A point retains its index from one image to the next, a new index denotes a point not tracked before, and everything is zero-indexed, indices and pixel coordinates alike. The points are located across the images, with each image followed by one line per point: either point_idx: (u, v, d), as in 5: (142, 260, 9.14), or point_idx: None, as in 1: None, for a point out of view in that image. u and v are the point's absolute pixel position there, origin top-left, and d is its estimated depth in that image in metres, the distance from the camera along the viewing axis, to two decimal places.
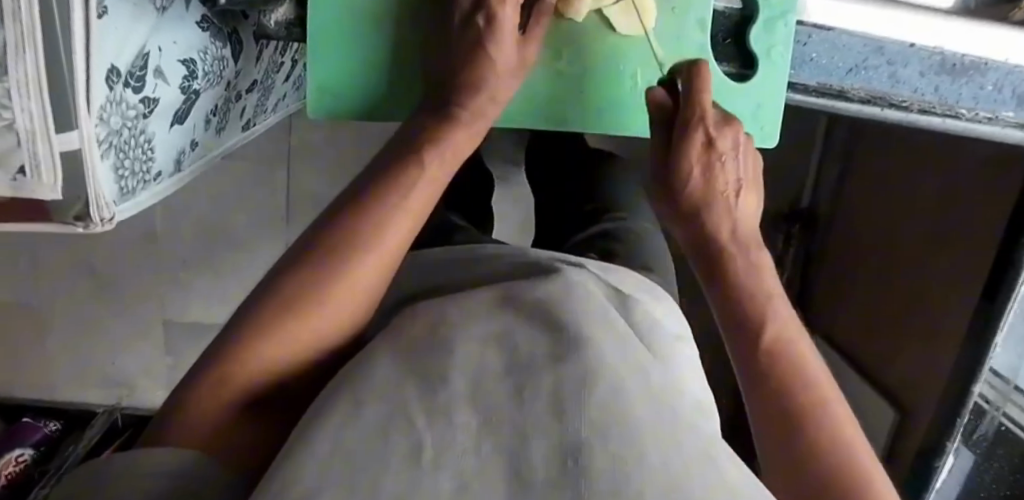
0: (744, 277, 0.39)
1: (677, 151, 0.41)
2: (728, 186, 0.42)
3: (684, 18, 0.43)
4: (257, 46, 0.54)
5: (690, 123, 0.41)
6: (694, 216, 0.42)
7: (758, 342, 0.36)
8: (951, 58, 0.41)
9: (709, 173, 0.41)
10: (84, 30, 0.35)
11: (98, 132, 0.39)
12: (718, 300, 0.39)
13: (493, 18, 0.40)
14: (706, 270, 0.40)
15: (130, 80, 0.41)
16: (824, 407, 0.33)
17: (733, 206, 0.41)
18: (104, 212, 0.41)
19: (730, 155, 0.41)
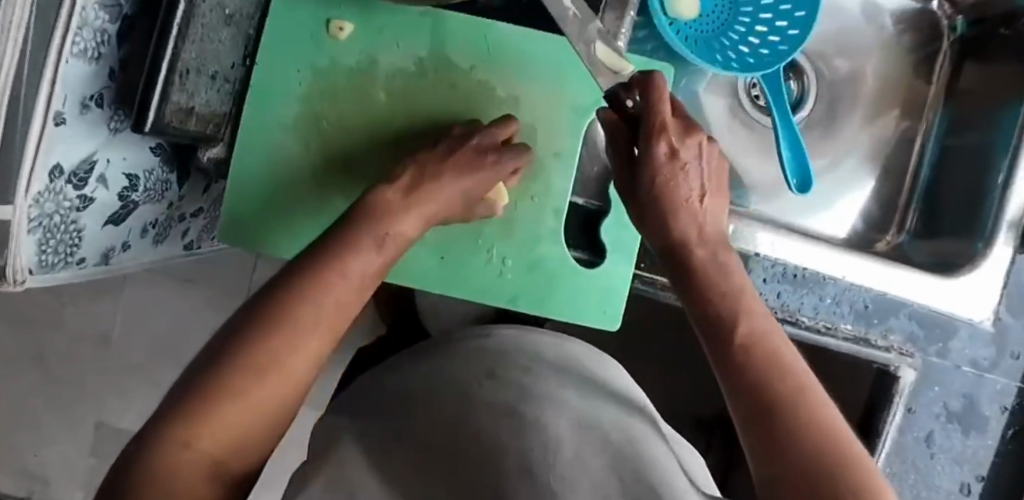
0: (711, 274, 0.38)
1: (642, 160, 0.38)
2: (691, 191, 0.39)
3: (541, 205, 0.49)
4: (203, 179, 0.62)
5: (652, 135, 0.37)
6: (659, 215, 0.39)
7: (731, 337, 0.35)
8: (792, 270, 0.55)
9: (658, 178, 0.38)
10: (38, 134, 0.42)
11: (31, 213, 0.44)
12: (691, 300, 0.38)
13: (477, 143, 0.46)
14: (677, 277, 0.39)
15: (72, 179, 0.47)
16: (804, 392, 0.33)
17: (699, 209, 0.39)
18: (20, 275, 0.45)
19: (695, 163, 0.39)
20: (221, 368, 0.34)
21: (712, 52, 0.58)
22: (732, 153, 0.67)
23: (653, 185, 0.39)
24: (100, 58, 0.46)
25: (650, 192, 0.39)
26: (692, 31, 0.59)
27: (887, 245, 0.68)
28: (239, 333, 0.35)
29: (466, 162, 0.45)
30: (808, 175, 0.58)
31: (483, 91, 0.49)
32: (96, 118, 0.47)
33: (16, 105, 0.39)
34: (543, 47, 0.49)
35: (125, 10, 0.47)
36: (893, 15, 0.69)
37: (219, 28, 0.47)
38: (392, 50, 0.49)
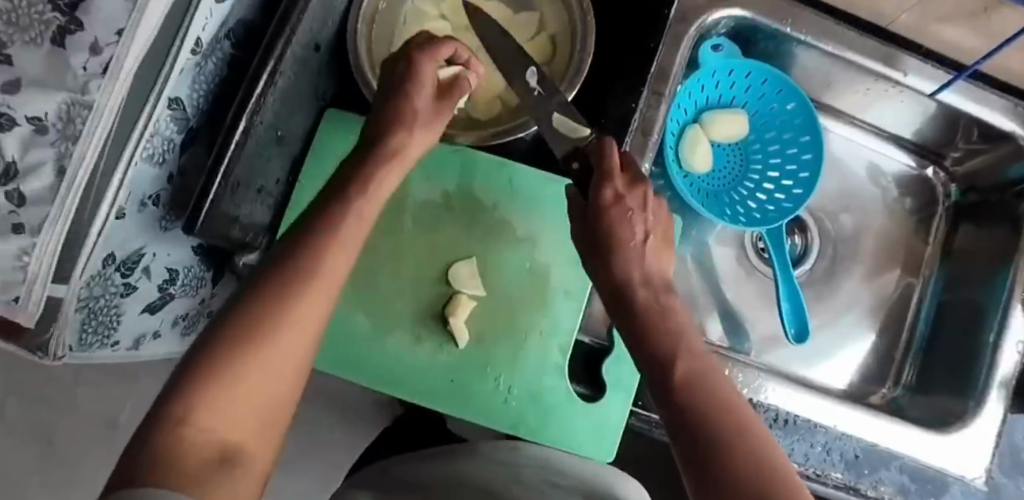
0: (651, 317, 0.38)
1: (596, 208, 0.40)
2: (637, 234, 0.40)
3: (549, 340, 0.54)
4: (235, 282, 0.67)
5: (601, 182, 0.40)
6: (607, 259, 0.39)
7: (670, 381, 0.35)
8: (785, 415, 0.58)
9: (603, 210, 0.40)
10: (100, 226, 0.47)
11: (81, 293, 0.48)
12: (637, 353, 0.37)
13: (411, 61, 0.45)
14: (626, 326, 0.39)
15: (121, 267, 0.51)
16: (739, 433, 0.32)
17: (644, 253, 0.40)
18: (60, 350, 0.48)
19: (638, 213, 0.40)
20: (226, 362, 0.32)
21: (722, 201, 0.67)
22: (736, 299, 0.70)
23: (601, 223, 0.40)
24: (164, 162, 0.51)
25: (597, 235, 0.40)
26: (706, 183, 0.68)
27: (882, 400, 0.69)
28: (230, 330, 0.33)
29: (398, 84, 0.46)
30: (805, 325, 0.65)
31: (502, 226, 0.54)
32: (151, 215, 0.52)
33: (88, 197, 0.45)
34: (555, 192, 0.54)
35: (191, 123, 0.53)
36: (892, 179, 0.75)
37: (270, 147, 0.53)
38: (422, 182, 0.54)
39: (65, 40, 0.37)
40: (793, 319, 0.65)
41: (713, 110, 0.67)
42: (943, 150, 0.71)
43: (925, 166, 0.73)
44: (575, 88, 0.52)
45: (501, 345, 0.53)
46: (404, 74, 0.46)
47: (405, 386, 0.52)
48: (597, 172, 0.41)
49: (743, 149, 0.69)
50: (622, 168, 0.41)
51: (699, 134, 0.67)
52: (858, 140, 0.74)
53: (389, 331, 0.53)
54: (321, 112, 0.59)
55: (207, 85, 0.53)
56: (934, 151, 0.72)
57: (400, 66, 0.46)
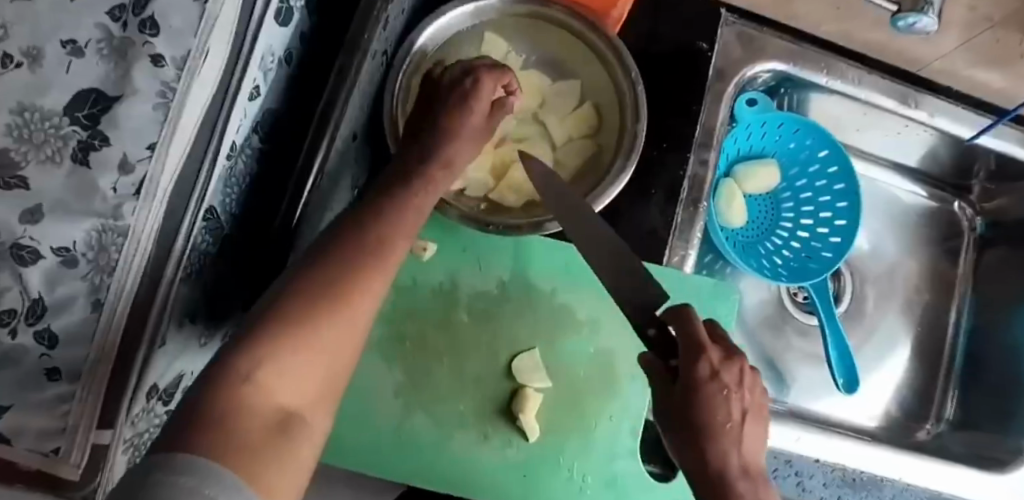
0: (731, 467, 0.35)
1: (687, 391, 0.36)
2: (729, 419, 0.36)
3: (619, 425, 0.50)
4: None
5: (696, 358, 0.36)
6: (694, 439, 0.36)
7: None
8: (851, 473, 0.57)
9: (699, 387, 0.36)
10: (142, 363, 0.43)
11: (126, 434, 0.43)
12: (691, 464, 0.36)
13: (477, 82, 0.45)
14: (687, 451, 0.36)
15: (163, 396, 0.46)
16: None
17: (737, 442, 0.36)
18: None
19: (736, 392, 0.37)
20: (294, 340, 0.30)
21: (757, 253, 0.64)
22: (776, 345, 0.68)
23: (699, 401, 0.36)
24: (200, 278, 0.47)
25: (690, 422, 0.36)
26: (740, 236, 0.65)
27: (928, 435, 0.68)
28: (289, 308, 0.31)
29: (458, 93, 0.44)
30: (854, 373, 0.62)
31: (562, 312, 0.50)
32: (190, 333, 0.48)
33: (130, 335, 0.41)
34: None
35: (225, 230, 0.49)
36: (915, 212, 0.73)
37: (312, 247, 0.50)
38: (475, 273, 0.50)
39: (90, 158, 0.29)
40: (842, 367, 0.63)
41: (743, 162, 0.64)
42: (965, 181, 0.71)
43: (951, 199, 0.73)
44: (627, 172, 0.48)
45: (570, 433, 0.49)
46: (468, 90, 0.44)
47: (465, 489, 0.48)
48: (688, 345, 0.37)
49: (774, 198, 0.66)
50: (713, 342, 0.38)
51: (734, 189, 0.63)
52: (875, 174, 0.72)
53: (454, 433, 0.48)
54: (354, 199, 0.55)
55: (239, 188, 0.50)
56: (951, 183, 0.72)
57: (465, 81, 0.45)
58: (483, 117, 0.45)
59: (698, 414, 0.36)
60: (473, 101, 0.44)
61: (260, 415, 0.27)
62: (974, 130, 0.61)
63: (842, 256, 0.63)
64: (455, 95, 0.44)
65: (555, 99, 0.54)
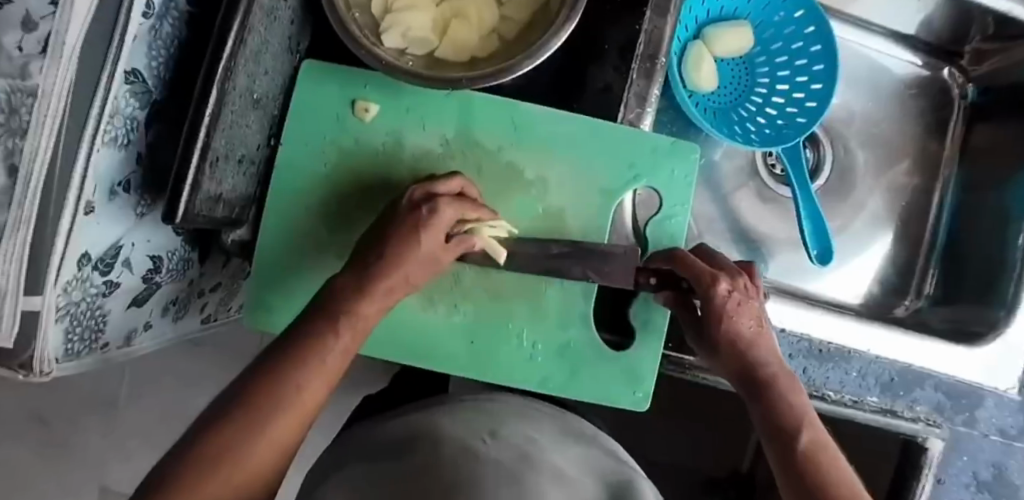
0: (750, 343, 0.42)
1: (711, 307, 0.42)
2: (755, 320, 0.43)
3: (570, 289, 0.49)
4: (225, 256, 0.62)
5: (710, 281, 0.42)
6: (731, 343, 0.42)
7: (767, 395, 0.41)
8: (818, 345, 0.56)
9: (723, 314, 0.42)
10: (68, 226, 0.42)
11: (60, 301, 0.44)
12: (726, 361, 0.43)
13: (435, 211, 0.41)
14: (717, 350, 0.43)
15: (99, 265, 0.46)
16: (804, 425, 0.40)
17: (758, 331, 0.43)
18: (47, 365, 0.45)
19: (754, 295, 0.43)
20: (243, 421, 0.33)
21: (730, 121, 0.62)
22: (754, 221, 0.66)
23: (722, 330, 0.42)
24: (129, 144, 0.45)
25: (723, 342, 0.42)
26: (712, 102, 0.62)
27: (906, 311, 0.67)
28: (246, 388, 0.34)
29: (416, 219, 0.40)
30: (829, 244, 0.60)
31: (511, 173, 0.49)
32: (125, 203, 0.47)
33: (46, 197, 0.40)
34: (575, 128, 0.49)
35: (155, 96, 0.47)
36: (902, 81, 0.71)
37: (249, 112, 0.47)
38: (420, 131, 0.49)
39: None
40: (816, 239, 0.61)
41: (714, 24, 0.61)
42: (958, 47, 0.68)
43: (940, 69, 0.70)
44: (573, 21, 0.46)
45: (522, 300, 0.49)
46: (424, 219, 0.40)
47: (413, 348, 0.49)
48: (700, 283, 0.42)
49: (748, 62, 0.63)
50: (715, 263, 0.45)
51: (702, 52, 0.61)
52: (857, 40, 0.69)
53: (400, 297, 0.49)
54: (297, 66, 0.52)
55: (166, 51, 0.46)
56: (946, 51, 0.69)
57: (421, 209, 0.41)
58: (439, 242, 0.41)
59: (719, 340, 0.43)
60: (426, 233, 0.40)
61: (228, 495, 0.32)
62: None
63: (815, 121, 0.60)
64: (403, 226, 0.40)
65: None
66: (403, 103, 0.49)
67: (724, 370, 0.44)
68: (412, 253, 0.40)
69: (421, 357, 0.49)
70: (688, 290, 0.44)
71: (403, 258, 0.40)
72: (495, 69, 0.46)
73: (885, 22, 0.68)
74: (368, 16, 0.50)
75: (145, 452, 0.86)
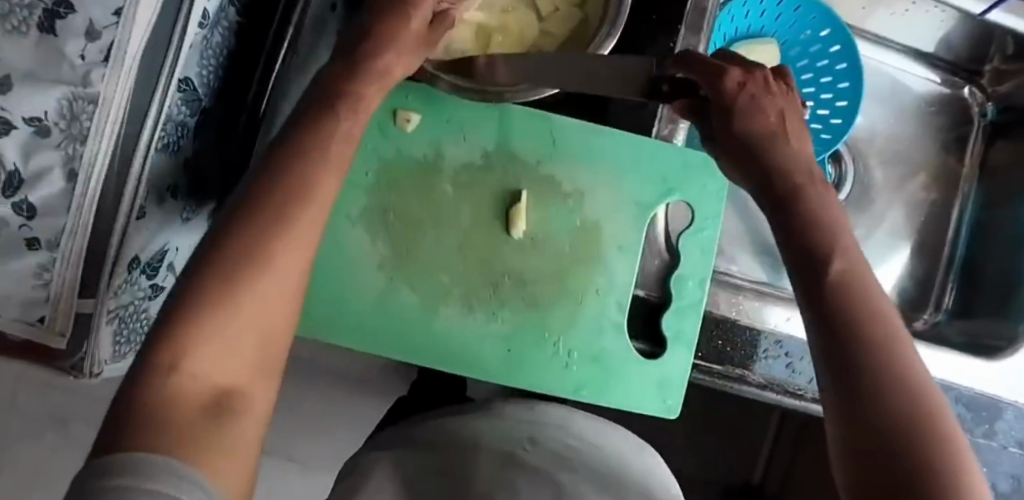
0: (772, 158, 0.37)
1: (719, 95, 0.37)
2: (773, 115, 0.37)
3: (605, 299, 0.50)
4: None
5: (728, 66, 0.38)
6: (744, 140, 0.37)
7: (796, 214, 0.35)
8: None
9: (733, 108, 0.37)
10: (121, 233, 0.43)
11: (110, 304, 0.45)
12: (744, 172, 0.38)
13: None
14: (734, 154, 0.38)
15: (147, 269, 0.47)
16: (838, 254, 0.33)
17: (778, 140, 0.37)
18: (95, 367, 0.46)
19: (766, 96, 0.37)
20: (195, 323, 0.27)
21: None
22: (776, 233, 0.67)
23: (738, 128, 0.37)
24: (179, 151, 0.47)
25: (738, 144, 0.37)
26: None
27: (925, 324, 0.68)
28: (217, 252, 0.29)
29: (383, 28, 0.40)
30: None
31: (549, 186, 0.50)
32: (172, 208, 0.48)
33: (103, 203, 0.41)
34: (610, 145, 0.51)
35: (204, 103, 0.48)
36: (923, 99, 0.72)
37: None
38: (460, 142, 0.50)
39: (57, 26, 0.36)
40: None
41: (743, 40, 0.63)
42: (977, 66, 0.70)
43: (959, 87, 0.72)
44: (612, 40, 0.48)
45: (557, 309, 0.50)
46: (405, 0, 0.40)
47: (448, 355, 0.50)
48: (709, 77, 0.38)
49: None
50: (731, 58, 0.39)
51: None
52: (880, 58, 0.71)
53: (439, 306, 0.50)
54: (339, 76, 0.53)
55: (216, 60, 0.47)
56: (965, 70, 0.71)
57: None
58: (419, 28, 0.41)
59: (733, 139, 0.38)
60: (414, 9, 0.40)
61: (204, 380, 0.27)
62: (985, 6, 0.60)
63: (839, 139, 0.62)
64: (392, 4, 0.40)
65: None
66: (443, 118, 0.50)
67: (746, 185, 0.39)
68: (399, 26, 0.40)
69: (458, 365, 0.50)
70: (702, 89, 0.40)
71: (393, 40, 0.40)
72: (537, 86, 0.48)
73: (908, 42, 0.70)
74: None
75: None
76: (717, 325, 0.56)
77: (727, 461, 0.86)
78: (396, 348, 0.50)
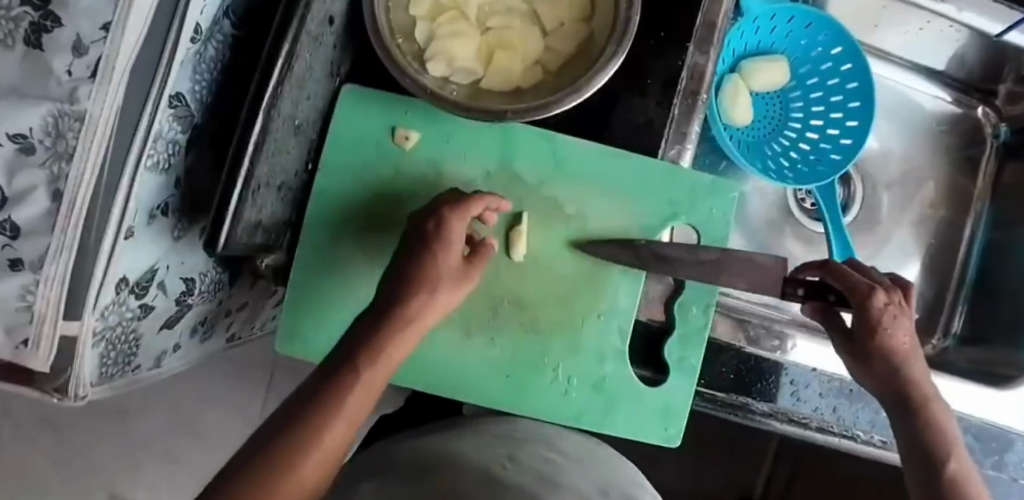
0: (907, 369, 0.44)
1: (861, 321, 0.43)
2: (907, 334, 0.44)
3: (607, 324, 0.49)
4: (253, 277, 0.61)
5: (868, 290, 0.43)
6: (876, 354, 0.44)
7: (918, 413, 0.43)
8: (847, 385, 0.54)
9: (876, 327, 0.43)
10: (108, 254, 0.41)
11: (96, 326, 0.43)
12: (875, 378, 0.45)
13: (442, 224, 0.42)
14: (859, 358, 0.45)
15: (135, 289, 0.46)
16: (949, 458, 0.42)
17: (911, 354, 0.44)
18: (81, 389, 0.44)
19: (905, 315, 0.43)
20: (279, 468, 0.34)
21: (763, 155, 0.62)
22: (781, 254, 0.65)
23: (875, 341, 0.43)
24: (170, 168, 0.45)
25: (878, 356, 0.44)
26: (745, 135, 0.63)
27: (933, 350, 0.66)
28: (302, 407, 0.36)
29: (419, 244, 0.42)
30: None
31: (551, 206, 0.49)
32: (162, 226, 0.46)
33: (89, 222, 0.40)
34: (612, 164, 0.49)
35: (196, 120, 0.46)
36: (934, 117, 0.71)
37: (290, 139, 0.47)
38: (461, 162, 0.50)
39: (43, 40, 0.36)
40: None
41: (751, 57, 0.62)
42: (991, 85, 0.68)
43: (970, 105, 0.70)
44: (618, 58, 0.46)
45: (558, 335, 0.49)
46: (432, 234, 0.42)
47: (444, 379, 0.49)
48: (856, 296, 0.43)
49: (783, 96, 0.63)
50: (874, 274, 0.45)
51: (739, 85, 0.61)
52: (890, 76, 0.70)
53: (434, 329, 0.48)
54: (336, 90, 0.52)
55: (209, 75, 0.46)
56: (976, 88, 0.69)
57: (428, 224, 0.43)
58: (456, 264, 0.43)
59: (870, 345, 0.44)
60: (441, 248, 0.42)
61: None
62: (1003, 25, 0.57)
63: (847, 161, 0.61)
64: (416, 240, 0.42)
65: None
66: (443, 134, 0.50)
67: (869, 384, 0.45)
68: (439, 257, 0.42)
69: (454, 389, 0.49)
70: (835, 304, 0.45)
71: (432, 267, 0.42)
72: (540, 105, 0.46)
73: (919, 60, 0.68)
74: (411, 43, 0.50)
75: (155, 461, 0.86)
76: (720, 351, 0.54)
77: (729, 479, 0.85)
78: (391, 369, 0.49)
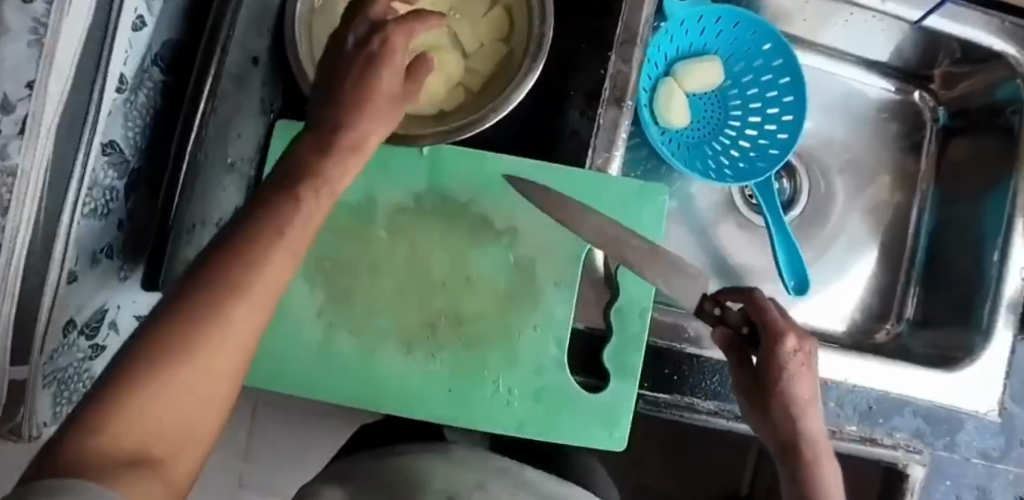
0: (804, 417, 0.45)
1: (768, 364, 0.44)
2: (808, 391, 0.44)
3: (545, 335, 0.50)
4: None
5: (779, 334, 0.43)
6: (777, 398, 0.44)
7: (805, 463, 0.44)
8: None
9: (782, 372, 0.43)
10: (52, 301, 0.43)
11: (46, 369, 0.45)
12: (774, 422, 0.45)
13: (387, 42, 0.34)
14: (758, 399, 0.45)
15: (85, 330, 0.48)
16: None
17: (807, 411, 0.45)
18: (34, 430, 0.47)
19: (808, 362, 0.44)
20: (173, 345, 0.26)
21: (703, 154, 0.62)
22: (732, 252, 0.66)
23: (777, 386, 0.44)
24: (109, 213, 0.47)
25: (778, 401, 0.44)
26: (685, 137, 0.63)
27: (887, 335, 0.67)
28: (193, 278, 0.28)
29: (367, 62, 0.34)
30: (804, 274, 0.60)
31: (482, 223, 0.51)
32: (107, 269, 0.49)
33: None
34: (552, 178, 0.50)
35: (132, 164, 0.48)
36: (874, 106, 0.72)
37: (223, 177, 0.49)
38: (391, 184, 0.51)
39: None
40: (791, 269, 0.60)
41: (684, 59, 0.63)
42: (925, 71, 0.69)
43: (908, 91, 0.71)
44: (534, 73, 0.48)
45: (497, 348, 0.50)
46: (376, 52, 0.34)
47: (389, 398, 0.50)
48: (768, 334, 0.43)
49: (720, 96, 0.64)
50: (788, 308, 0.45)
51: (674, 88, 0.62)
52: (825, 70, 0.70)
53: (377, 348, 0.50)
54: (271, 126, 0.53)
55: (141, 120, 0.48)
56: (912, 75, 0.70)
57: (372, 42, 0.34)
58: (400, 85, 0.35)
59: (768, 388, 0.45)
60: (385, 68, 0.34)
61: (145, 425, 0.25)
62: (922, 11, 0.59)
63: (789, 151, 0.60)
64: (356, 60, 0.34)
65: (464, 6, 0.52)
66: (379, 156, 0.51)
67: (764, 426, 0.46)
68: (378, 78, 0.34)
69: (399, 407, 0.50)
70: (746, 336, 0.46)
71: (373, 99, 0.34)
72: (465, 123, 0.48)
73: (853, 51, 0.69)
74: None
75: None
76: (660, 353, 0.54)
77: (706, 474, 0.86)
78: (334, 392, 0.50)
